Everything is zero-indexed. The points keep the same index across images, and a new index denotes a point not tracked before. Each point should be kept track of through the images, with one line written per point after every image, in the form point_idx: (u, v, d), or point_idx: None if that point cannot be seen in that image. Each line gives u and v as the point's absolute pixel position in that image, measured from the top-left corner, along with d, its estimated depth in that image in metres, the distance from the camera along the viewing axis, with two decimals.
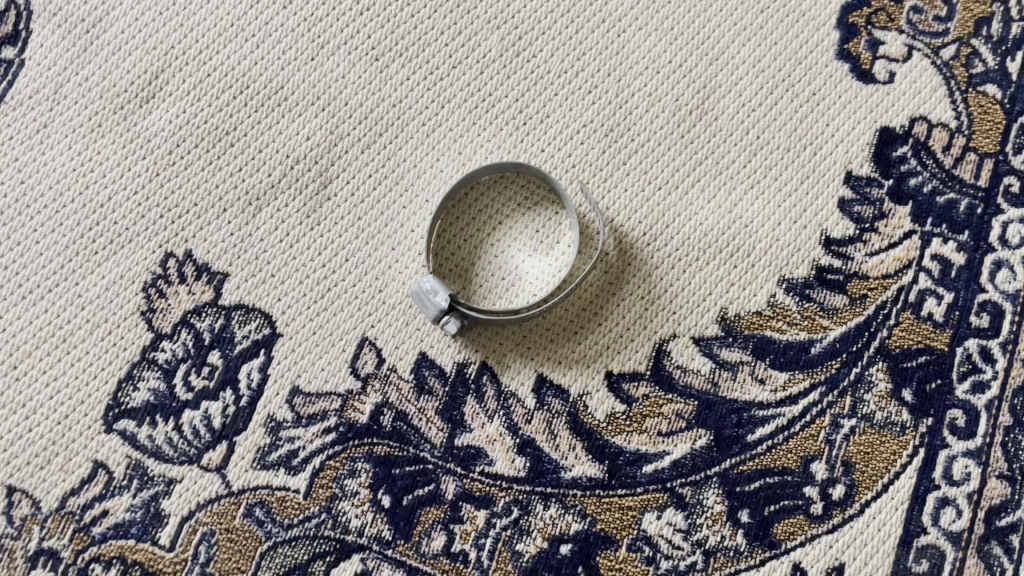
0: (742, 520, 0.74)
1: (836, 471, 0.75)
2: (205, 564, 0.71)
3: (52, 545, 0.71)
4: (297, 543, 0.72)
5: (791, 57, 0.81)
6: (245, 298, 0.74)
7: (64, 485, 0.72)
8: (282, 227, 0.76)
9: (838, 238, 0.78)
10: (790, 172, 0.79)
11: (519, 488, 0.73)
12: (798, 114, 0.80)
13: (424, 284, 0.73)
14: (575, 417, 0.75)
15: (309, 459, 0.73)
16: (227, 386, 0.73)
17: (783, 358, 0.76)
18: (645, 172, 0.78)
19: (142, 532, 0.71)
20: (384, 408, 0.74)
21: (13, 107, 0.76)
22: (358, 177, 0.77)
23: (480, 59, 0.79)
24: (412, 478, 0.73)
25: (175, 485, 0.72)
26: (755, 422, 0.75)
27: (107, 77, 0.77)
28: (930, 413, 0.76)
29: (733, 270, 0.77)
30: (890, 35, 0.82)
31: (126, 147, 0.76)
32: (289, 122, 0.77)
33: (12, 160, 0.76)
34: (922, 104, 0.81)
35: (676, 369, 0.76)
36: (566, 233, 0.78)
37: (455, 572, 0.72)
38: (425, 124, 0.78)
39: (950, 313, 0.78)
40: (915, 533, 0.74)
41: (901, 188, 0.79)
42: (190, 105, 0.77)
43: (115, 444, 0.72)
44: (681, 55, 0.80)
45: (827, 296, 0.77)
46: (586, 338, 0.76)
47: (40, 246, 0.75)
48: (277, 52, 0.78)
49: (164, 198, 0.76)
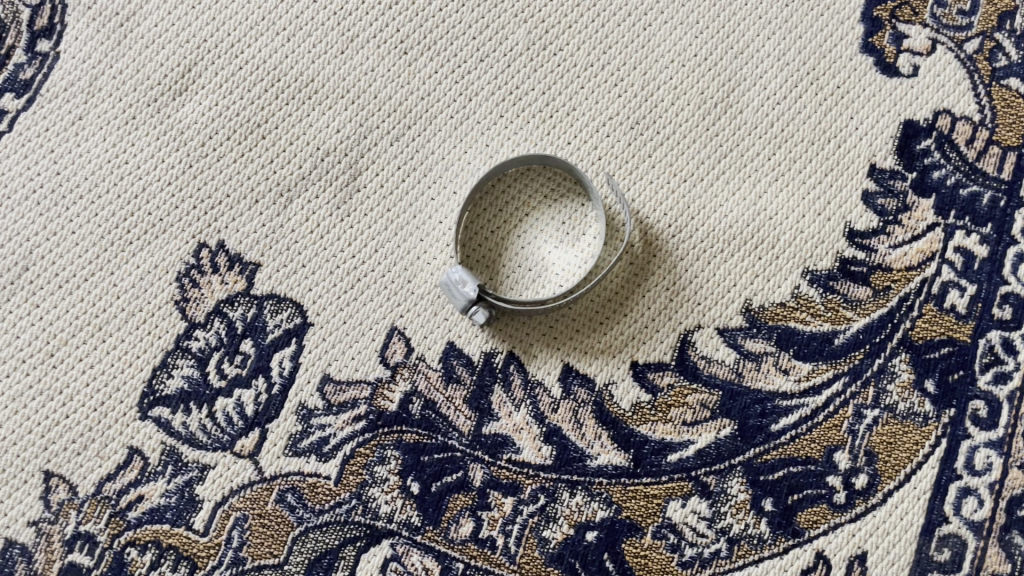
0: (766, 509, 0.75)
1: (858, 461, 0.76)
2: (239, 548, 0.72)
3: (89, 529, 0.72)
4: (328, 529, 0.73)
5: (816, 50, 0.81)
6: (276, 288, 0.76)
7: (100, 470, 0.73)
8: (312, 218, 0.77)
9: (861, 230, 0.79)
10: (814, 164, 0.80)
11: (545, 476, 0.74)
12: (823, 106, 0.81)
13: (452, 275, 0.73)
14: (600, 406, 0.76)
15: (339, 446, 0.74)
16: (259, 373, 0.74)
17: (807, 350, 0.77)
18: (670, 164, 0.79)
19: (177, 517, 0.73)
20: (413, 396, 0.75)
21: (48, 99, 0.78)
22: (387, 169, 0.78)
23: (508, 52, 0.80)
24: (440, 465, 0.74)
25: (209, 471, 0.73)
26: (779, 412, 0.76)
27: (142, 70, 0.78)
28: (953, 404, 0.77)
29: (758, 261, 0.78)
30: (914, 29, 0.82)
31: (160, 139, 0.78)
32: (319, 115, 0.78)
33: (47, 151, 0.77)
34: (945, 97, 0.81)
35: (700, 360, 0.77)
36: (592, 225, 0.78)
37: (483, 557, 0.73)
38: (453, 117, 0.79)
39: (972, 305, 0.78)
40: (937, 522, 0.75)
41: (925, 181, 0.80)
42: (222, 98, 0.78)
43: (150, 431, 0.74)
44: (706, 49, 0.81)
45: (850, 288, 0.78)
46: (612, 329, 0.77)
47: (76, 236, 0.76)
48: (307, 45, 0.79)
49: (197, 189, 0.77)
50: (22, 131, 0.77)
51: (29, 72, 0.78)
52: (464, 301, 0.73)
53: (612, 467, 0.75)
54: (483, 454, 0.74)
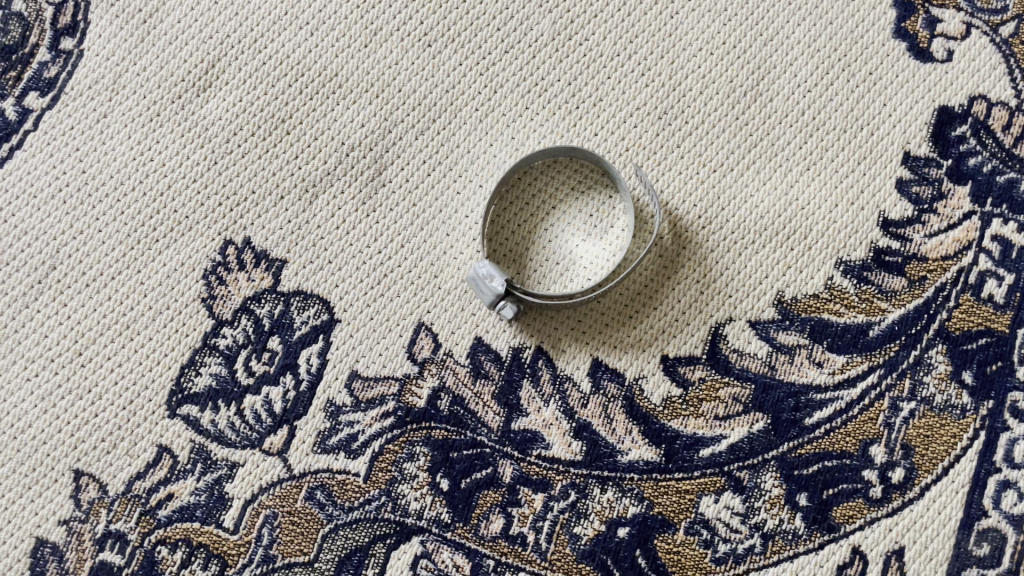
0: (801, 503, 0.73)
1: (895, 454, 0.74)
2: (269, 546, 0.72)
3: (119, 528, 0.72)
4: (358, 526, 0.72)
5: (847, 36, 0.80)
6: (303, 285, 0.75)
7: (130, 469, 0.73)
8: (338, 214, 0.76)
9: (896, 219, 0.77)
10: (846, 153, 0.78)
11: (576, 472, 0.73)
12: (855, 93, 0.79)
13: (480, 270, 0.72)
14: (631, 399, 0.75)
15: (368, 443, 0.73)
16: (287, 371, 0.74)
17: (841, 341, 0.76)
18: (700, 154, 0.78)
19: (206, 515, 0.73)
20: (441, 392, 0.74)
21: (72, 98, 0.77)
22: (412, 163, 0.77)
23: (533, 43, 0.79)
24: (470, 461, 0.73)
25: (238, 468, 0.73)
26: (813, 405, 0.75)
27: (165, 66, 0.78)
28: (991, 396, 0.75)
29: (790, 252, 0.77)
30: (948, 13, 0.80)
31: (184, 136, 0.77)
32: (344, 109, 0.78)
33: (72, 149, 0.77)
34: (981, 82, 0.79)
35: (732, 353, 0.75)
36: (620, 217, 0.77)
37: (514, 554, 0.72)
38: (478, 109, 0.78)
39: (1011, 294, 0.77)
40: (976, 516, 0.74)
41: (960, 168, 0.78)
42: (246, 93, 0.78)
43: (179, 429, 0.73)
44: (735, 36, 0.80)
45: (885, 279, 0.77)
46: (643, 322, 0.76)
47: (103, 235, 0.76)
48: (330, 39, 0.79)
49: (222, 186, 0.77)
50: (46, 129, 0.77)
51: (53, 70, 0.78)
52: (492, 294, 0.72)
53: (641, 459, 0.74)
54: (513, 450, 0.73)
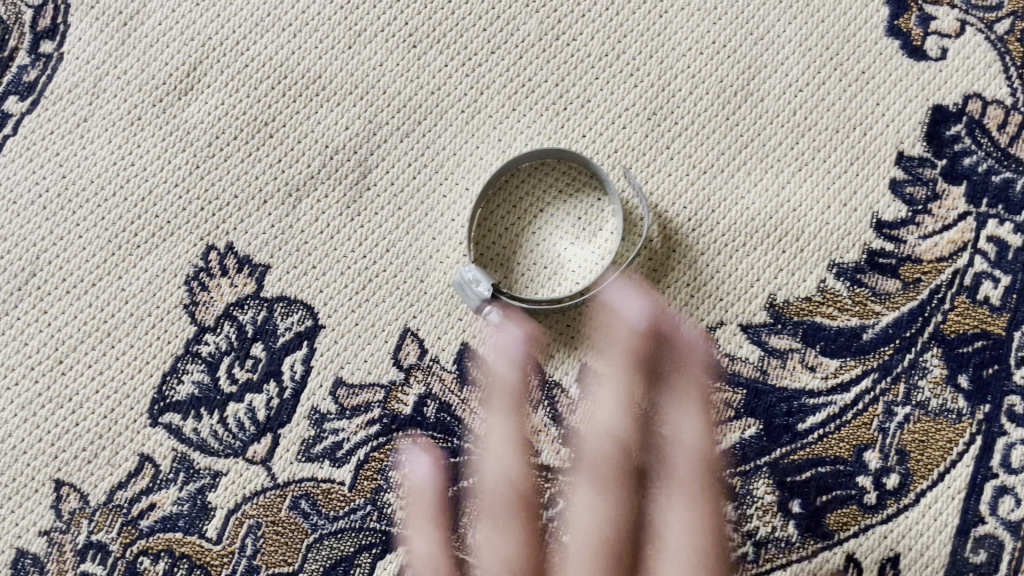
0: (794, 511, 0.72)
1: (889, 460, 0.73)
2: (253, 556, 0.71)
3: (101, 539, 0.71)
4: (343, 535, 0.71)
5: (840, 34, 0.79)
6: (287, 290, 0.74)
7: (111, 478, 0.72)
8: (323, 218, 0.75)
9: (890, 220, 0.76)
10: (839, 153, 0.77)
11: (564, 480, 0.73)
12: (848, 92, 0.78)
13: (465, 274, 0.71)
14: (620, 402, 0.73)
15: (353, 451, 0.72)
16: (271, 378, 0.73)
17: (833, 345, 0.74)
18: (690, 155, 0.77)
19: (189, 525, 0.71)
20: (428, 399, 0.73)
21: (52, 101, 0.76)
22: (397, 166, 0.76)
23: (519, 44, 0.78)
24: (457, 469, 0.72)
25: (221, 478, 0.72)
26: (806, 410, 0.73)
27: (146, 69, 0.77)
28: (987, 400, 0.74)
29: (782, 255, 0.75)
30: (942, 10, 0.79)
31: (166, 140, 0.76)
32: (328, 112, 0.77)
33: (52, 154, 0.76)
34: (975, 80, 0.78)
35: (723, 358, 0.74)
36: (609, 220, 0.76)
37: None
38: (464, 111, 0.77)
39: (1007, 296, 0.75)
40: (973, 522, 0.72)
41: (955, 168, 0.77)
42: (228, 96, 0.77)
43: (161, 438, 0.72)
44: (725, 34, 0.79)
45: (878, 281, 0.75)
46: (633, 326, 0.74)
47: (84, 240, 0.75)
48: (314, 41, 0.77)
49: (204, 191, 0.75)
50: (26, 134, 0.76)
51: (33, 74, 0.77)
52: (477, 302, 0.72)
53: (626, 461, 0.73)
54: (499, 453, 0.71)
